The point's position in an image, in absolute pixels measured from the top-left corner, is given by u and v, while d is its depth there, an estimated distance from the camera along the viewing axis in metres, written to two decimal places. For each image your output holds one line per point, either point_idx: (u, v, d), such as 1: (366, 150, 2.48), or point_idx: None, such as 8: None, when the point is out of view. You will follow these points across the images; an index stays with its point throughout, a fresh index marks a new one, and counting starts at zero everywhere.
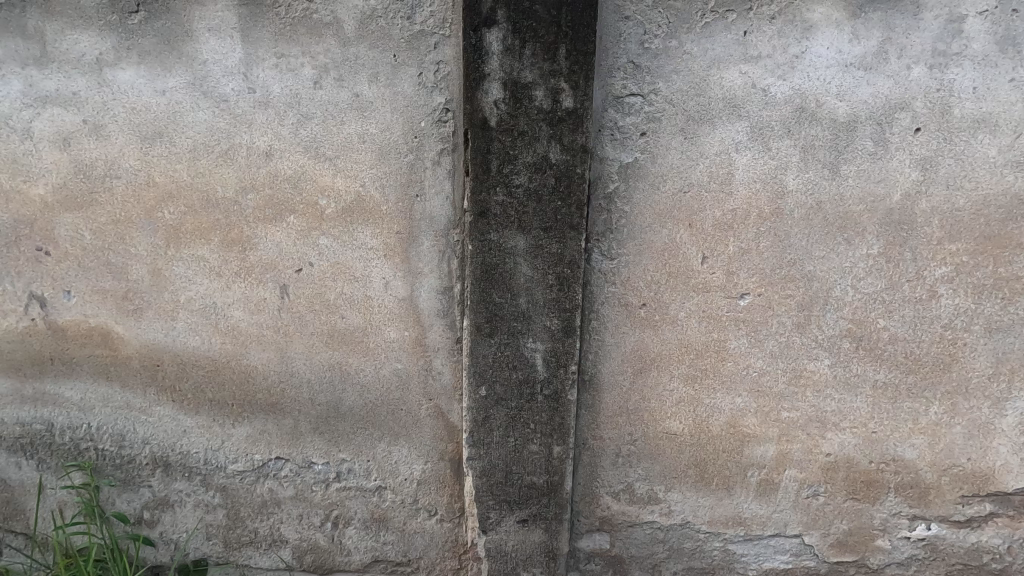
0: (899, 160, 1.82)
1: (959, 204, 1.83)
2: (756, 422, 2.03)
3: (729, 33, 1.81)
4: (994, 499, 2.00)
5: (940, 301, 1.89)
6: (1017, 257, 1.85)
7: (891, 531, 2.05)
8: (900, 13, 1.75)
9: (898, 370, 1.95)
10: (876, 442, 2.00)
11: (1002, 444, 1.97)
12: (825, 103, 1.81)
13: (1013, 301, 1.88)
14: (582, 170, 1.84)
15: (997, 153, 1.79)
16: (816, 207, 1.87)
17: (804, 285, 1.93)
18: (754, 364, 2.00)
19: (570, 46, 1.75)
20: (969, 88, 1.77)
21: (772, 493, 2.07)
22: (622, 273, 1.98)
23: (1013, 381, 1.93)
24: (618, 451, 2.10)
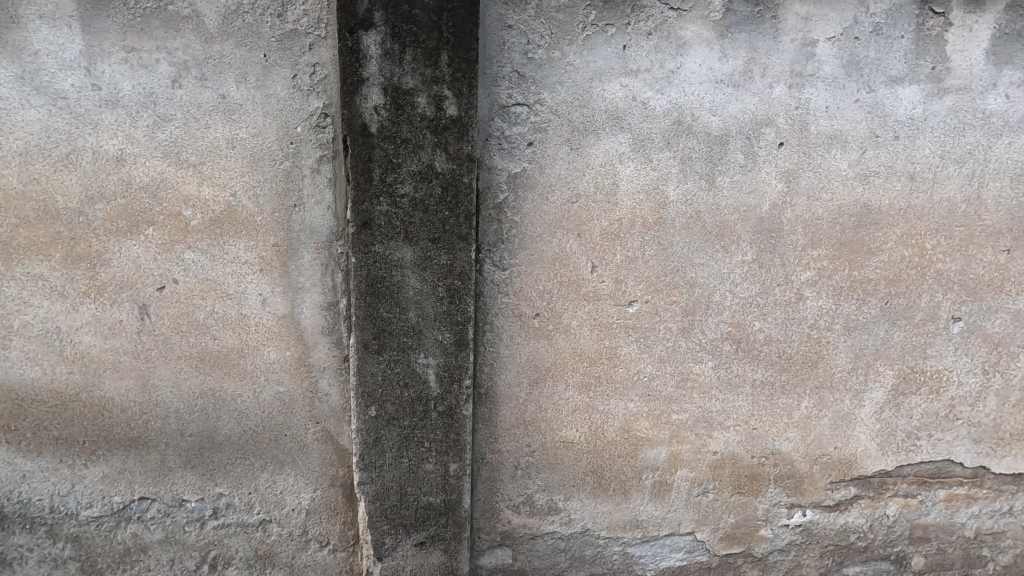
0: (766, 172, 1.89)
1: (819, 213, 1.93)
2: (649, 425, 2.06)
3: (609, 46, 1.78)
4: (857, 483, 2.18)
5: (806, 303, 2.00)
6: (868, 261, 1.98)
7: (773, 520, 2.18)
8: (761, 35, 1.81)
9: (774, 370, 2.04)
10: (756, 438, 2.10)
11: (863, 430, 2.13)
12: (700, 117, 1.84)
13: (866, 301, 2.01)
14: (470, 179, 1.74)
15: (848, 167, 1.90)
16: (695, 215, 1.90)
17: (687, 292, 1.96)
18: (645, 370, 2.01)
19: (454, 52, 1.65)
20: (822, 107, 1.86)
21: (665, 494, 2.12)
22: (514, 283, 1.91)
23: (870, 374, 2.08)
24: (517, 464, 2.06)
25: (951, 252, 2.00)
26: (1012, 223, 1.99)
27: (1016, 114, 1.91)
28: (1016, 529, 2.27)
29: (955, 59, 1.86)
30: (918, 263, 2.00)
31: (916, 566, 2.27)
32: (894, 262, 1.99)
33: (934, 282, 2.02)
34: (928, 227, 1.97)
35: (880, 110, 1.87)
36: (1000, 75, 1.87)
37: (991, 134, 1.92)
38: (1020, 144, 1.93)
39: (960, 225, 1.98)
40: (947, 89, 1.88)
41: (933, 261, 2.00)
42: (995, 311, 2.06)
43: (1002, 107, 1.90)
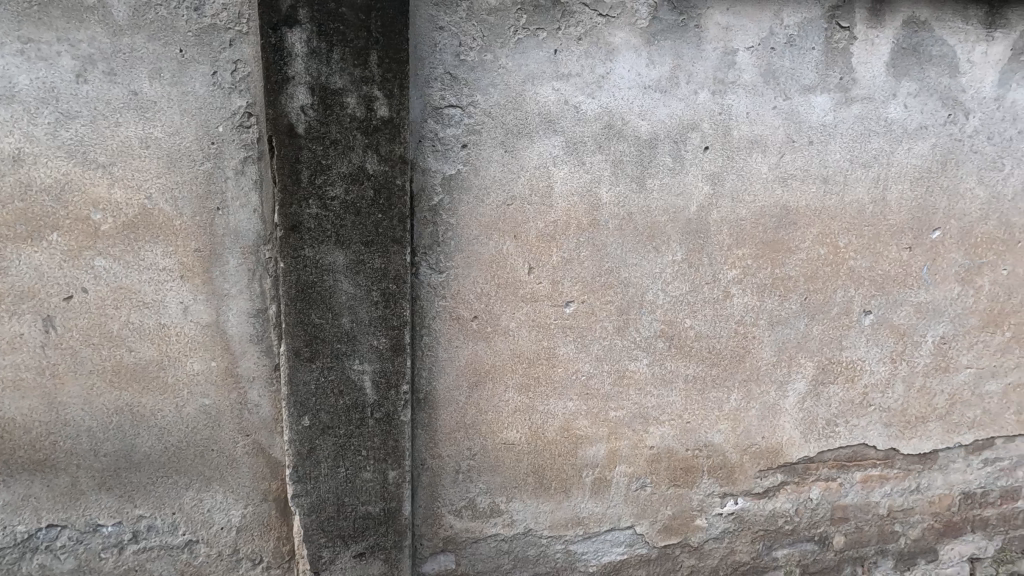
0: (693, 175, 1.97)
1: (742, 214, 2.03)
2: (588, 424, 2.11)
3: (541, 50, 1.81)
4: (783, 470, 2.31)
5: (732, 300, 2.09)
6: (788, 259, 2.09)
7: (708, 510, 2.28)
8: (686, 43, 1.88)
9: (704, 365, 2.14)
10: (689, 431, 2.19)
11: (787, 420, 2.25)
12: (630, 121, 1.89)
13: (787, 297, 2.13)
14: (403, 181, 1.72)
15: (768, 170, 2.01)
16: (627, 217, 1.96)
17: (621, 291, 2.02)
18: (583, 369, 2.06)
19: (383, 52, 1.62)
20: (743, 113, 1.95)
21: (605, 490, 2.18)
22: (452, 285, 1.91)
23: (792, 366, 2.20)
24: (458, 468, 2.06)
25: (862, 249, 2.14)
26: (913, 223, 2.16)
27: (914, 122, 2.07)
28: (921, 505, 2.49)
29: (860, 70, 1.99)
30: (833, 260, 2.13)
31: (837, 544, 2.46)
32: (812, 260, 2.11)
33: (848, 278, 2.16)
34: (841, 226, 2.11)
35: (796, 116, 1.99)
36: (900, 86, 2.03)
37: (893, 140, 2.07)
38: (918, 150, 2.10)
39: (869, 225, 2.13)
40: (854, 98, 2.01)
41: (846, 259, 2.14)
42: (901, 304, 2.23)
43: (902, 115, 2.06)
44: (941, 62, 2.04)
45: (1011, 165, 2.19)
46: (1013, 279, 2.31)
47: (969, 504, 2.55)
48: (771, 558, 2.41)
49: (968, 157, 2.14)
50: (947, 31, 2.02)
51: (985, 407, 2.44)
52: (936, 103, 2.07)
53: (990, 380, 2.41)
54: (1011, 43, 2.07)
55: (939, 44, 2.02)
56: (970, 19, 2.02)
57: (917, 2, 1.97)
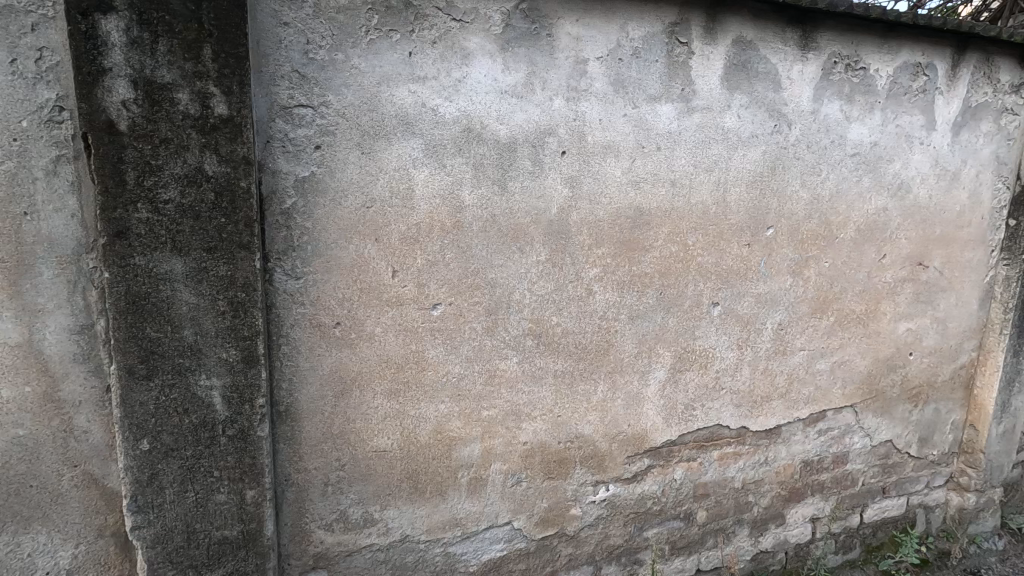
0: (552, 178, 2.06)
1: (600, 215, 2.17)
2: (461, 425, 2.15)
3: (395, 52, 1.80)
4: (649, 454, 2.51)
5: (594, 297, 2.24)
6: (644, 257, 2.28)
7: (581, 499, 2.42)
8: (539, 51, 1.96)
9: (572, 360, 2.27)
10: (562, 424, 2.31)
11: (650, 406, 2.45)
12: (487, 125, 1.95)
13: (644, 293, 2.32)
14: (248, 184, 1.62)
15: (622, 174, 2.16)
16: (490, 220, 2.02)
17: (488, 293, 2.08)
18: (453, 370, 2.09)
19: (218, 46, 1.52)
20: (596, 119, 2.08)
21: (481, 489, 2.24)
22: (310, 292, 1.84)
23: (651, 356, 2.39)
24: (326, 480, 2.00)
25: (708, 246, 2.36)
26: (751, 222, 2.40)
27: (746, 130, 2.30)
28: (769, 476, 2.78)
29: (699, 82, 2.19)
30: (683, 257, 2.34)
31: (700, 519, 2.69)
32: (665, 257, 2.31)
33: (697, 274, 2.38)
34: (688, 226, 2.31)
35: (644, 124, 2.14)
36: (733, 98, 2.25)
37: (730, 147, 2.29)
38: (751, 156, 2.34)
39: (713, 224, 2.34)
40: (695, 107, 2.20)
41: (695, 256, 2.35)
42: (743, 296, 2.48)
43: (737, 125, 2.28)
44: (767, 77, 2.29)
45: (828, 170, 2.50)
46: (835, 270, 2.64)
47: (809, 471, 2.88)
48: (642, 538, 2.58)
49: (793, 162, 2.42)
50: (770, 51, 2.26)
51: (818, 383, 2.76)
52: (765, 114, 2.32)
53: (820, 360, 2.74)
54: (822, 63, 2.37)
55: (764, 61, 2.27)
56: (789, 40, 2.29)
57: (743, 23, 2.20)
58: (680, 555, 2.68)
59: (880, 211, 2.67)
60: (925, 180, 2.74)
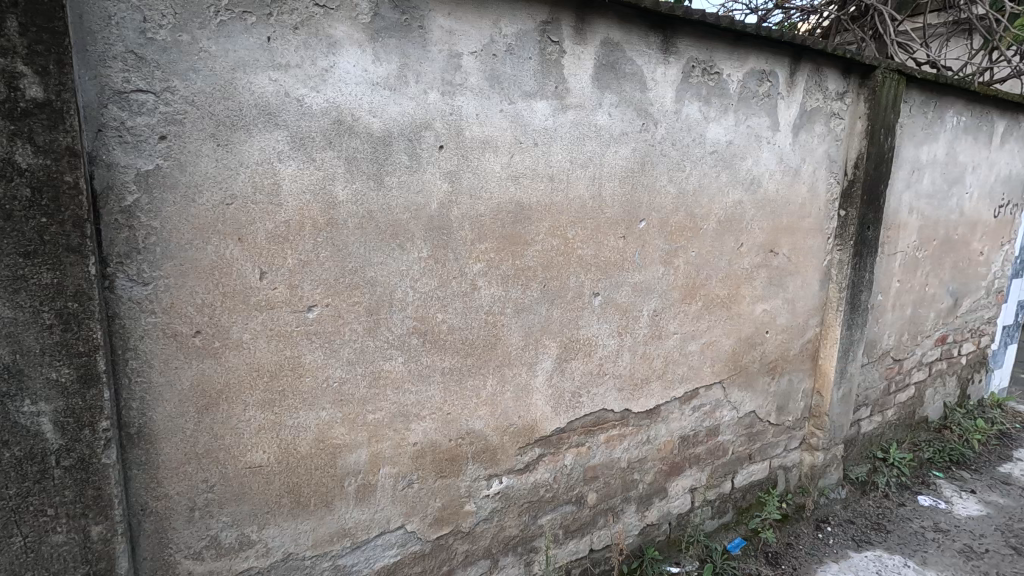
0: (430, 173, 2.05)
1: (481, 211, 2.19)
2: (346, 431, 2.06)
3: (251, 36, 1.67)
4: (540, 443, 2.59)
5: (479, 292, 2.26)
6: (527, 251, 2.34)
7: (475, 494, 2.44)
8: (411, 43, 1.93)
9: (459, 356, 2.27)
10: (452, 421, 2.31)
11: (539, 397, 2.52)
12: (360, 118, 1.88)
13: (528, 286, 2.38)
14: (75, 178, 1.42)
15: (500, 169, 2.20)
16: (367, 216, 1.95)
17: (368, 292, 2.01)
18: (334, 375, 2.00)
19: (27, 18, 1.31)
20: (473, 114, 2.10)
21: (371, 495, 2.17)
22: (162, 298, 1.66)
23: (538, 348, 2.47)
24: (192, 505, 1.82)
25: (586, 239, 2.49)
26: (624, 215, 2.57)
27: (617, 128, 2.44)
28: (651, 453, 2.98)
29: (572, 81, 2.29)
30: (564, 250, 2.44)
31: (591, 500, 2.82)
32: (546, 251, 2.39)
33: (577, 266, 2.49)
34: (567, 220, 2.41)
35: (520, 120, 2.20)
36: (603, 97, 2.37)
37: (602, 144, 2.42)
38: (622, 153, 2.49)
39: (590, 218, 2.47)
40: (568, 105, 2.30)
41: (574, 249, 2.46)
42: (620, 285, 2.64)
43: (608, 122, 2.41)
44: (633, 78, 2.44)
45: (691, 167, 2.71)
46: (701, 259, 2.88)
47: (686, 445, 3.12)
48: (537, 526, 2.66)
49: (660, 159, 2.60)
50: (636, 53, 2.42)
51: (690, 363, 3.00)
52: (633, 113, 2.47)
53: (691, 341, 2.98)
54: (682, 67, 2.57)
55: (631, 63, 2.41)
56: (652, 44, 2.45)
57: (610, 25, 2.32)
58: (573, 538, 2.80)
59: (737, 204, 2.94)
60: (772, 176, 3.05)
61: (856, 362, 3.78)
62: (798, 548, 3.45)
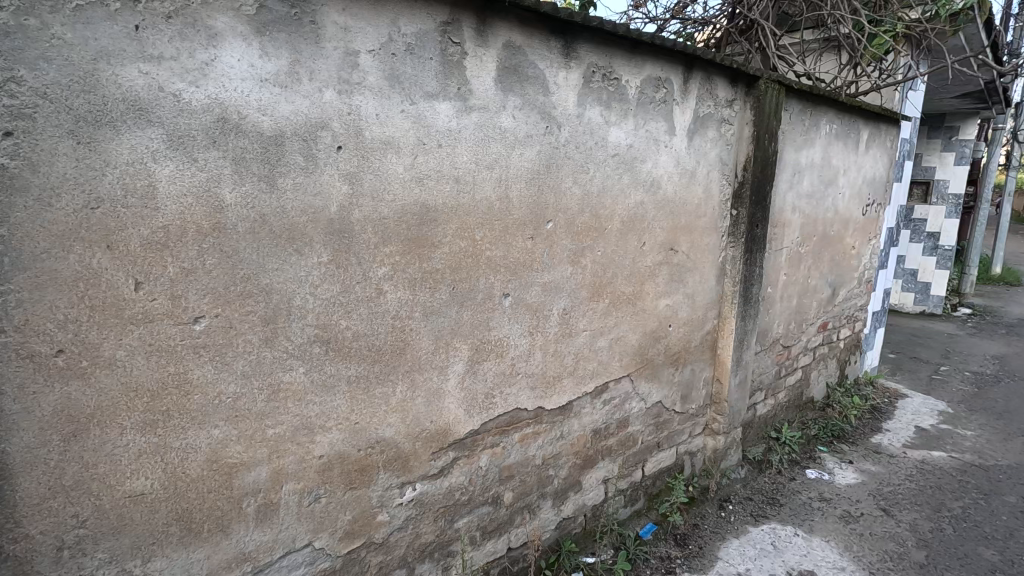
0: (329, 175, 1.97)
1: (384, 213, 2.14)
2: (243, 449, 1.94)
3: (115, 23, 1.52)
4: (454, 447, 2.58)
5: (385, 296, 2.21)
6: (433, 253, 2.31)
7: (388, 504, 2.39)
8: (303, 39, 1.84)
9: (365, 363, 2.21)
10: (361, 430, 2.24)
11: (451, 400, 2.51)
12: (247, 115, 1.77)
13: (436, 289, 2.36)
14: None
15: (404, 170, 2.16)
16: (259, 219, 1.84)
17: (264, 300, 1.90)
18: (227, 390, 1.87)
19: None
20: (373, 115, 2.04)
21: (273, 515, 2.05)
22: (14, 315, 1.48)
23: (449, 351, 2.46)
24: (60, 544, 1.63)
25: (494, 240, 2.50)
26: (532, 216, 2.61)
27: (521, 131, 2.48)
28: (564, 448, 3.07)
29: (474, 83, 2.30)
30: (472, 252, 2.44)
31: (507, 500, 2.86)
32: (454, 253, 2.38)
33: (486, 267, 2.50)
34: (475, 222, 2.42)
35: (423, 121, 2.18)
36: (507, 100, 2.41)
37: (507, 146, 2.46)
38: (527, 155, 2.53)
39: (497, 219, 2.49)
40: (471, 107, 2.31)
41: (482, 250, 2.47)
42: (530, 285, 2.69)
43: (512, 125, 2.45)
44: (536, 82, 2.49)
45: (594, 169, 2.82)
46: (606, 258, 3.00)
47: (598, 438, 3.24)
48: (453, 530, 2.65)
49: (564, 161, 2.68)
50: (537, 57, 2.47)
51: (599, 359, 3.12)
52: (536, 116, 2.52)
53: (599, 337, 3.09)
54: (582, 72, 2.65)
55: (532, 66, 2.46)
56: (552, 48, 2.51)
57: (511, 29, 2.35)
58: (490, 538, 2.82)
59: (638, 206, 3.09)
60: (670, 178, 3.23)
61: (750, 351, 4.09)
62: (703, 527, 3.69)
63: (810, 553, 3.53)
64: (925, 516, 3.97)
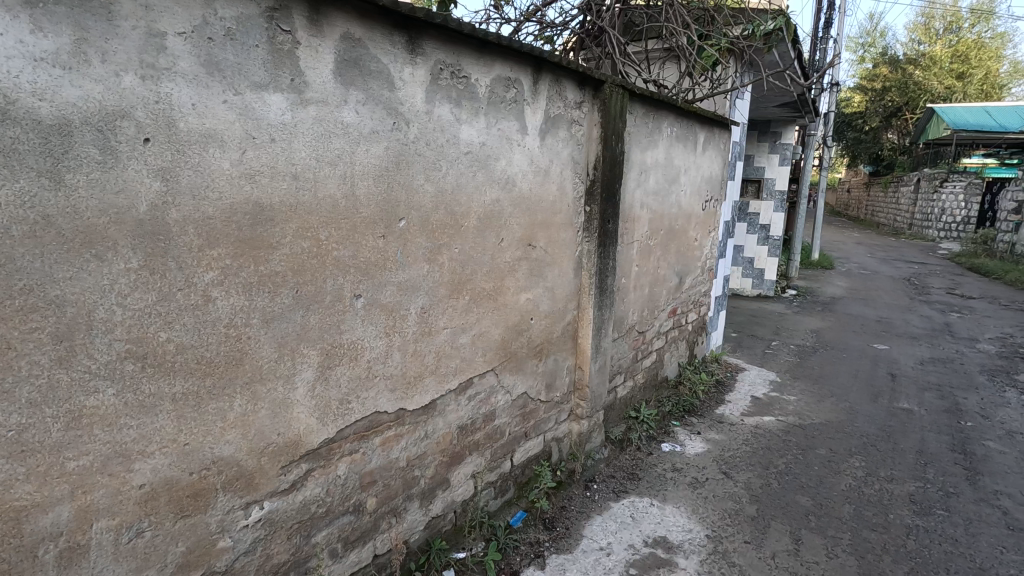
0: (135, 170, 1.76)
1: (209, 212, 1.96)
2: (35, 489, 1.67)
3: None
4: (307, 459, 2.44)
5: (215, 303, 2.02)
6: (272, 256, 2.16)
7: (231, 528, 2.21)
8: (91, 15, 1.62)
9: (194, 378, 2.01)
10: (192, 452, 2.04)
11: (301, 409, 2.38)
12: (18, 100, 1.52)
13: (277, 293, 2.21)
14: None
15: (230, 166, 1.98)
16: (41, 221, 1.60)
17: (54, 313, 1.65)
18: (8, 422, 1.60)
19: None
20: (188, 104, 1.85)
21: (82, 558, 1.80)
22: None
23: (296, 358, 2.32)
24: None
25: (342, 239, 2.40)
26: (382, 215, 2.55)
27: (366, 126, 2.41)
28: (430, 447, 3.05)
29: (310, 75, 2.18)
30: (318, 252, 2.32)
31: (370, 506, 2.78)
32: (296, 254, 2.25)
33: (334, 268, 2.40)
34: (319, 221, 2.30)
35: (252, 113, 2.02)
36: (349, 93, 2.31)
37: (351, 142, 2.36)
38: (374, 151, 2.46)
39: (344, 218, 2.39)
40: (308, 100, 2.18)
41: (330, 250, 2.36)
42: (384, 285, 2.63)
43: (355, 120, 2.36)
44: (380, 76, 2.43)
45: (447, 166, 2.81)
46: (464, 255, 3.02)
47: (464, 434, 3.27)
48: (310, 546, 2.52)
49: (415, 159, 2.64)
50: (379, 50, 2.40)
51: (462, 356, 3.13)
52: (381, 112, 2.46)
53: (461, 334, 3.11)
54: (429, 69, 2.63)
55: (375, 61, 2.39)
56: (396, 43, 2.46)
57: (350, 21, 2.27)
58: (353, 549, 2.72)
59: (494, 203, 3.14)
60: (525, 176, 3.33)
61: (608, 339, 4.37)
62: (570, 509, 3.88)
63: (663, 520, 3.86)
64: (757, 474, 4.53)
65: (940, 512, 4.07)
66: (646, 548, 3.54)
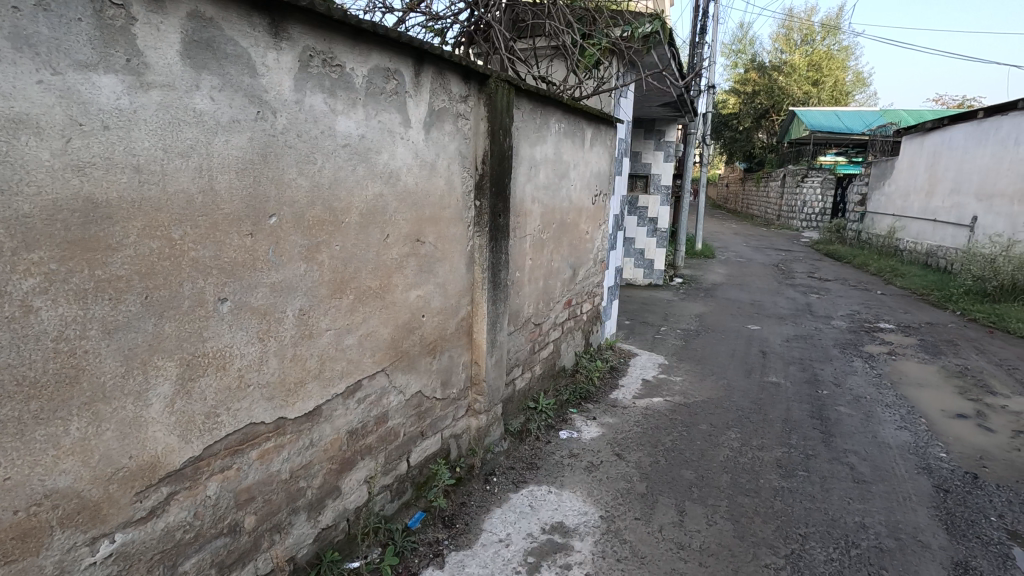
0: None
1: (24, 210, 1.69)
2: None
3: None
4: (168, 481, 2.21)
5: (38, 315, 1.76)
6: (111, 258, 1.92)
7: (74, 568, 1.95)
8: None
9: (15, 402, 1.74)
10: (17, 486, 1.77)
11: (157, 428, 2.14)
12: None
13: (121, 299, 1.96)
14: None
15: (51, 156, 1.73)
16: None
17: None
18: None
19: None
20: None
21: None
22: None
23: (149, 372, 2.09)
24: None
25: (200, 238, 2.19)
26: (248, 211, 2.36)
27: (224, 115, 2.20)
28: (316, 456, 2.89)
29: (151, 55, 1.95)
30: (171, 253, 2.10)
31: (249, 525, 2.59)
32: (144, 256, 2.01)
33: (192, 270, 2.18)
34: (171, 218, 2.08)
35: (77, 96, 1.77)
36: (200, 78, 2.11)
37: (207, 132, 2.16)
38: (236, 142, 2.26)
39: (202, 215, 2.18)
40: (149, 84, 1.96)
41: (186, 250, 2.15)
42: (254, 287, 2.44)
43: (211, 108, 2.16)
44: (238, 61, 2.23)
45: (322, 159, 2.66)
46: (346, 252, 2.88)
47: (355, 439, 3.14)
48: None
49: (285, 151, 2.47)
50: (236, 33, 2.21)
51: (348, 357, 3.00)
52: (242, 99, 2.27)
53: (347, 335, 2.97)
54: (297, 55, 2.47)
55: (231, 44, 2.20)
56: (256, 26, 2.28)
57: None
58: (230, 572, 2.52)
59: (377, 197, 3.03)
60: (409, 170, 3.24)
61: (503, 332, 4.40)
62: (469, 505, 3.88)
63: (560, 505, 3.97)
64: (646, 453, 4.80)
65: (801, 473, 4.56)
66: (543, 535, 3.62)
